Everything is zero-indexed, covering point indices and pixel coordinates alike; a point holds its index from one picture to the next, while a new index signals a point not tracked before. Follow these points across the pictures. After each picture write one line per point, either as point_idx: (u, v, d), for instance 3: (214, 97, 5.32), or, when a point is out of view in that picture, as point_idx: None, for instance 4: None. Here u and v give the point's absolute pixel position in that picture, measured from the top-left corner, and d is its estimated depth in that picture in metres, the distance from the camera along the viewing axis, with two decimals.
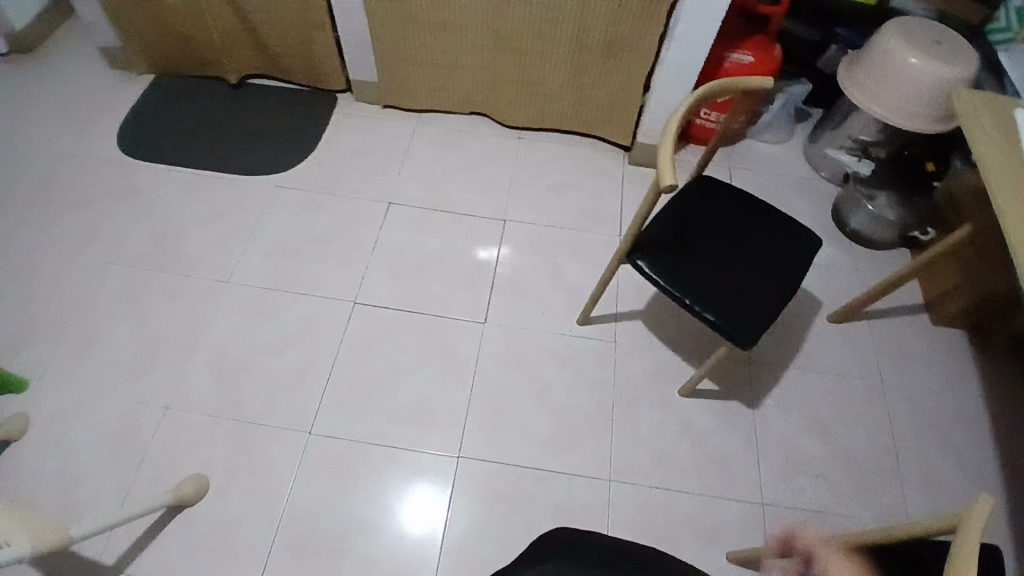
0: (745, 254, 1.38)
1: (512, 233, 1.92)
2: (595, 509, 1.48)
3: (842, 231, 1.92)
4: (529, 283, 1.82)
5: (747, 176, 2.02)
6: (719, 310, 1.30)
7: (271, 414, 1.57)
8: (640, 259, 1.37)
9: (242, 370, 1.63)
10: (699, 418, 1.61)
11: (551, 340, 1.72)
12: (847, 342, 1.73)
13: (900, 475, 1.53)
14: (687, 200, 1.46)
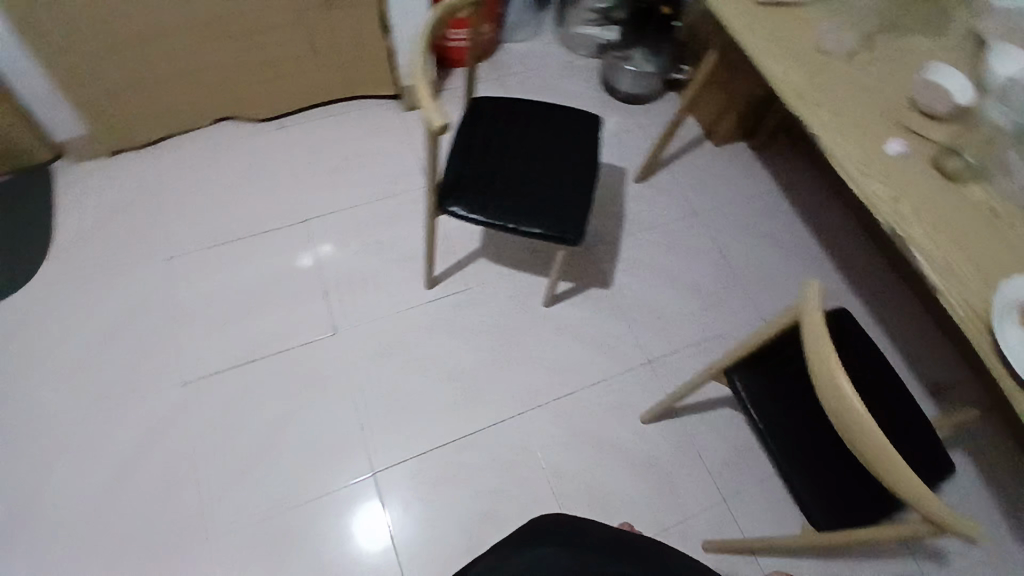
0: (541, 157, 1.39)
1: (320, 228, 1.76)
2: (523, 443, 1.51)
3: (617, 97, 2.02)
4: (361, 269, 1.70)
5: (517, 81, 2.02)
6: (544, 219, 1.32)
7: (159, 538, 1.36)
8: (453, 203, 1.32)
9: (102, 511, 1.39)
10: (573, 318, 1.67)
11: (411, 315, 1.64)
12: (659, 192, 1.86)
13: (741, 283, 1.74)
14: (471, 127, 1.42)
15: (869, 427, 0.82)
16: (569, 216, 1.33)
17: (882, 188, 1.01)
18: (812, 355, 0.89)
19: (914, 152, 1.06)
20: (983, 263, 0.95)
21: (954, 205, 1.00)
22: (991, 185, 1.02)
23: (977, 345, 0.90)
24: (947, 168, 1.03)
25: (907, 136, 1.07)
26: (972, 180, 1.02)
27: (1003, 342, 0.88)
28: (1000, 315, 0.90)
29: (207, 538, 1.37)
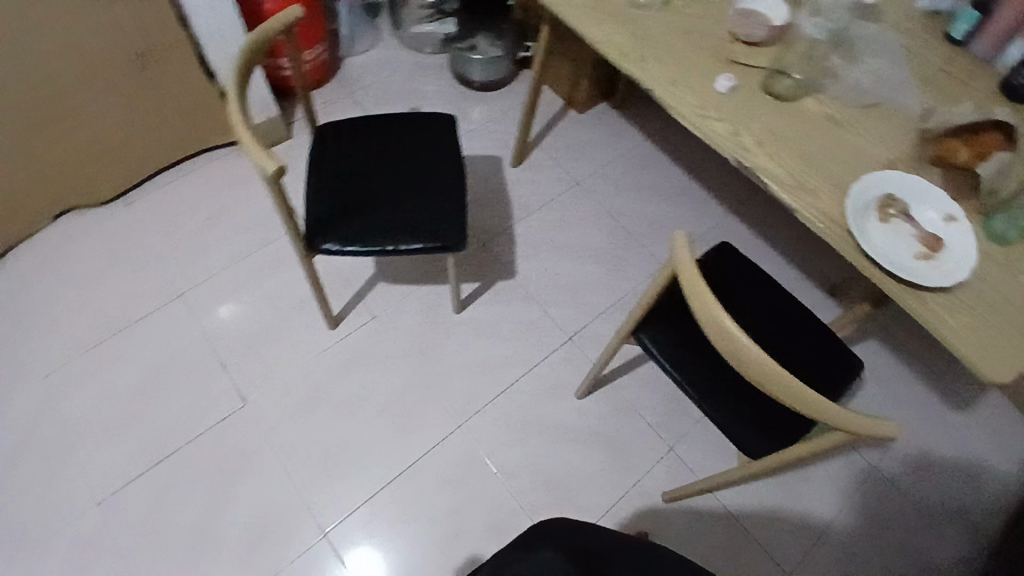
0: (402, 170, 1.35)
1: (203, 299, 1.65)
2: (469, 455, 1.48)
3: (474, 88, 2.00)
4: (256, 330, 1.60)
5: (369, 94, 1.95)
6: (421, 232, 1.28)
7: None
8: (324, 240, 1.26)
9: None
10: (486, 316, 1.64)
11: (320, 360, 1.56)
12: (537, 171, 1.86)
13: (635, 238, 1.77)
14: (322, 158, 1.35)
15: (765, 361, 0.85)
16: (446, 223, 1.30)
17: (719, 123, 1.05)
18: (695, 307, 0.92)
19: (743, 82, 1.08)
20: (827, 172, 1.00)
21: (789, 124, 1.05)
22: (817, 96, 1.07)
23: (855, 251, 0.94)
24: (775, 89, 1.07)
25: (734, 67, 1.10)
26: (802, 95, 1.07)
27: (866, 236, 0.93)
28: (859, 212, 0.95)
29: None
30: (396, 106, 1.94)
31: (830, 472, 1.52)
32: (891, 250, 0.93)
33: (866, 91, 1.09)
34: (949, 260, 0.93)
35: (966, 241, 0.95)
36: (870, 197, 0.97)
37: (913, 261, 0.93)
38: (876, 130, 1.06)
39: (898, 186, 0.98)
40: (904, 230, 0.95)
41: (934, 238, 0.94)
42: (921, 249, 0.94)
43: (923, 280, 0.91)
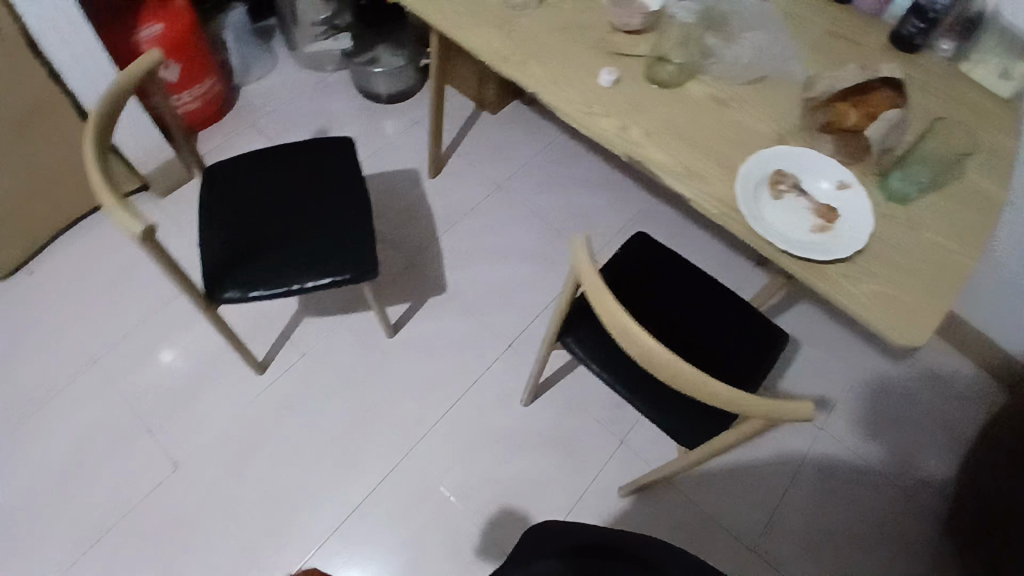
0: (303, 203, 1.30)
1: (121, 361, 1.58)
2: (418, 481, 1.45)
3: (381, 101, 1.94)
4: (183, 386, 1.54)
5: (273, 119, 1.86)
6: (329, 264, 1.23)
7: None
8: (226, 288, 1.20)
9: None
10: (419, 335, 1.59)
11: (253, 408, 1.50)
12: (456, 176, 1.80)
13: (564, 232, 1.73)
14: (217, 201, 1.29)
15: (671, 361, 0.84)
16: (352, 251, 1.25)
17: (606, 119, 1.02)
18: (602, 313, 0.90)
19: (625, 75, 1.06)
20: (717, 155, 0.99)
21: (674, 111, 1.03)
22: (701, 79, 1.06)
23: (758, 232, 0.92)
24: (659, 77, 1.06)
25: (615, 59, 1.08)
26: (685, 80, 1.06)
27: (759, 218, 0.92)
28: (749, 193, 0.94)
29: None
30: (303, 129, 1.86)
31: (779, 440, 1.53)
32: (786, 228, 0.92)
33: (750, 66, 1.07)
34: (846, 229, 0.92)
35: (862, 207, 0.93)
36: (760, 176, 0.95)
37: (809, 236, 0.91)
38: (764, 104, 1.04)
39: (788, 160, 0.97)
40: (798, 205, 0.93)
41: (829, 209, 0.93)
42: (817, 222, 0.92)
43: (821, 254, 0.90)
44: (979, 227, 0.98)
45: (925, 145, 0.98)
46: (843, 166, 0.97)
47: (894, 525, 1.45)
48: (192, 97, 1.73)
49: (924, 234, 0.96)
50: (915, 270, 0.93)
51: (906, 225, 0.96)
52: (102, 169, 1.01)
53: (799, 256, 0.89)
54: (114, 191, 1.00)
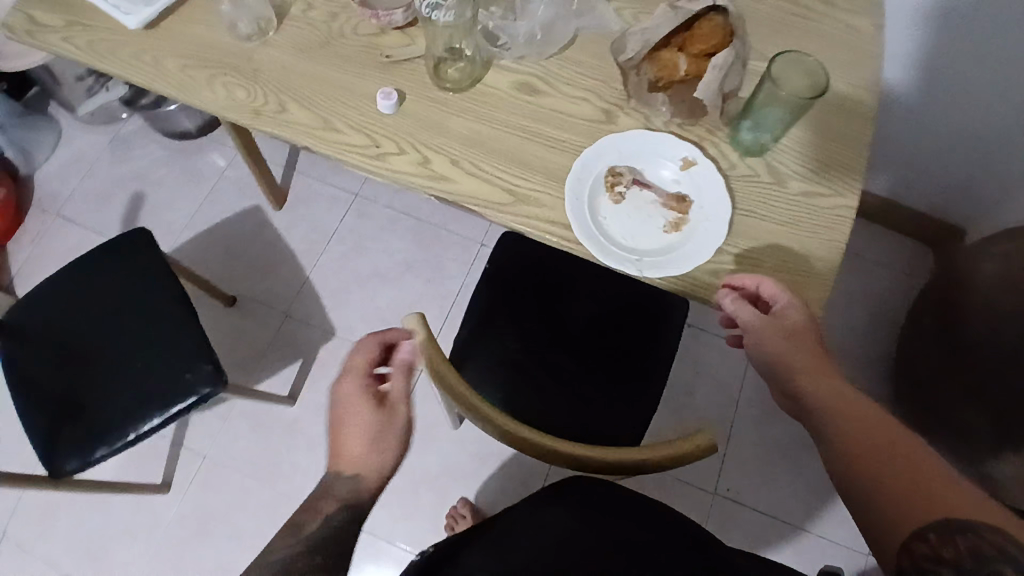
0: (115, 332, 1.09)
1: (18, 534, 1.36)
2: (369, 545, 1.36)
3: (193, 136, 1.62)
4: (93, 537, 1.36)
5: (78, 200, 1.58)
6: (169, 395, 1.06)
7: None
8: (68, 465, 1.03)
9: None
10: (320, 394, 1.44)
11: (172, 529, 1.36)
12: (305, 201, 1.58)
13: (438, 227, 1.55)
14: (18, 364, 1.07)
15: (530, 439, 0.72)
16: (190, 371, 1.07)
17: (403, 159, 0.84)
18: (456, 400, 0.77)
19: (409, 91, 0.86)
20: (539, 166, 0.82)
21: (477, 120, 0.85)
22: (499, 66, 0.87)
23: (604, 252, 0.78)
24: (448, 78, 0.86)
25: (391, 73, 0.87)
26: (480, 77, 0.87)
27: (601, 242, 0.78)
28: (584, 213, 0.79)
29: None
30: (116, 200, 1.58)
31: (709, 371, 1.43)
32: (635, 241, 0.79)
33: (551, 32, 0.88)
34: (701, 220, 0.79)
35: (715, 185, 0.80)
36: (592, 183, 0.80)
37: (662, 242, 0.79)
38: (578, 79, 0.87)
39: (617, 151, 0.82)
40: (644, 204, 0.80)
41: (679, 199, 0.79)
42: (668, 222, 0.79)
43: (679, 266, 0.77)
44: (855, 154, 0.82)
45: (774, 80, 0.77)
46: (682, 138, 0.82)
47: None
48: None
49: (793, 185, 0.81)
50: (791, 235, 0.79)
51: (769, 182, 0.81)
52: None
53: (656, 277, 0.77)
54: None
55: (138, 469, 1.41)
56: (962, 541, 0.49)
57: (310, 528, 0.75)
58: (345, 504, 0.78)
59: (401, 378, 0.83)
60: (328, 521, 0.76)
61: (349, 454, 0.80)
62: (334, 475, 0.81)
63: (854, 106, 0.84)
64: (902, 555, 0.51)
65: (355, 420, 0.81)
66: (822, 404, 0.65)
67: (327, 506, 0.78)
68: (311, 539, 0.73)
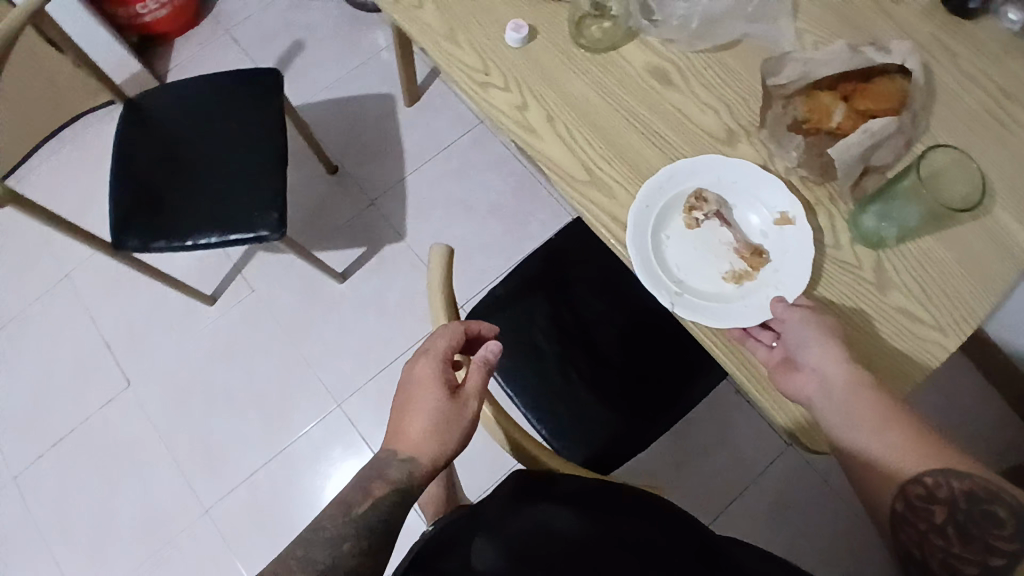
0: (217, 148, 1.17)
1: (87, 284, 1.53)
2: (345, 438, 1.40)
3: (364, 8, 1.68)
4: (140, 315, 1.51)
5: (249, 29, 1.70)
6: (230, 223, 1.13)
7: None
8: (129, 241, 1.13)
9: None
10: (367, 286, 1.49)
11: (200, 339, 1.48)
12: (433, 108, 1.60)
13: (539, 186, 1.52)
14: (133, 140, 1.19)
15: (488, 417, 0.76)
16: (257, 211, 1.13)
17: (504, 95, 0.80)
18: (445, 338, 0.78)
19: (541, 31, 0.82)
20: (631, 158, 0.76)
21: (595, 87, 0.79)
22: (642, 41, 0.81)
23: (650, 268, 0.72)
24: (586, 36, 0.81)
25: (533, 7, 0.83)
26: (616, 44, 0.81)
27: (650, 264, 0.72)
28: (648, 225, 0.73)
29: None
30: (280, 40, 1.68)
31: (732, 443, 1.33)
32: (685, 276, 0.73)
33: (712, 29, 0.80)
34: (766, 285, 0.71)
35: (801, 253, 0.71)
36: (670, 199, 0.74)
37: (714, 289, 0.73)
38: (717, 86, 0.78)
39: (714, 175, 0.75)
40: (714, 242, 0.74)
41: (753, 253, 0.72)
42: (731, 272, 0.73)
43: (718, 322, 0.70)
44: (981, 295, 0.70)
45: (927, 174, 0.66)
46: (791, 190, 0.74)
47: (850, 554, 1.25)
48: (160, 5, 1.59)
49: (891, 295, 0.71)
50: (861, 344, 0.69)
51: (869, 283, 0.71)
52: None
53: (687, 318, 0.70)
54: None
55: (196, 275, 1.52)
56: (957, 485, 0.58)
57: (359, 510, 0.62)
58: (396, 489, 0.64)
59: (482, 368, 0.69)
60: (377, 507, 0.63)
61: (410, 433, 0.66)
62: (387, 460, 0.66)
63: (1009, 243, 0.71)
64: (899, 498, 0.61)
65: (424, 399, 0.68)
66: (840, 374, 0.65)
67: (379, 489, 0.64)
68: (358, 525, 0.61)
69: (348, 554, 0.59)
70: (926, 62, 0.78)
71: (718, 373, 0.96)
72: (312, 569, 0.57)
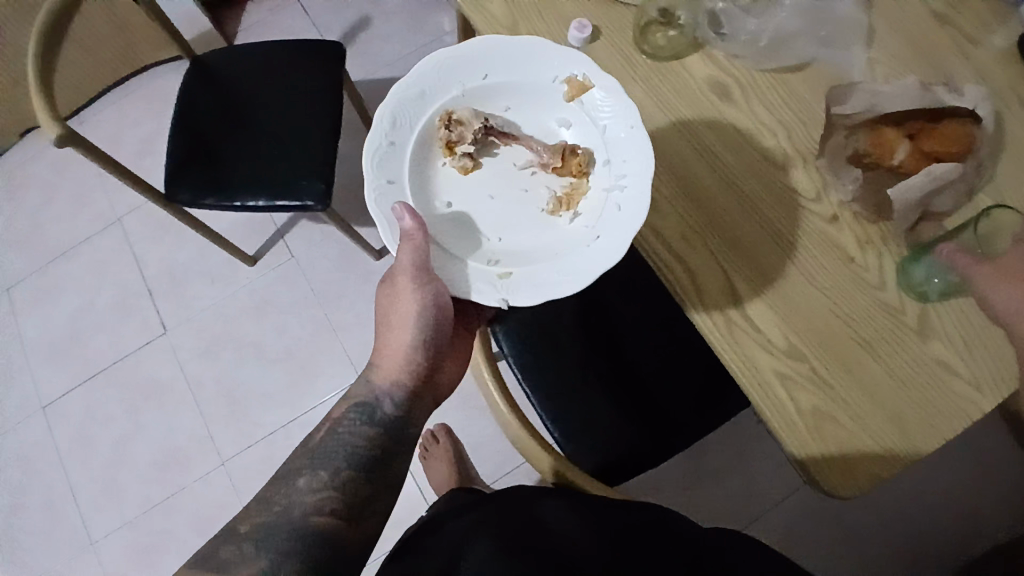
0: (274, 114, 1.20)
1: (137, 229, 1.59)
2: None
3: None
4: (181, 265, 1.56)
5: None
6: (277, 189, 1.15)
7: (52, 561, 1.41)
8: (182, 196, 1.17)
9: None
10: None
11: (237, 296, 1.52)
12: None
13: None
14: (195, 99, 1.22)
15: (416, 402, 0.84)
16: (305, 179, 1.15)
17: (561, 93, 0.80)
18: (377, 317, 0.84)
19: (606, 32, 0.81)
20: (681, 174, 0.75)
21: (651, 96, 0.78)
22: (706, 54, 0.79)
23: (470, 217, 0.78)
24: (650, 42, 0.80)
25: (599, 7, 0.82)
26: (679, 54, 0.79)
27: (446, 251, 0.75)
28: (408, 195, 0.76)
29: (90, 548, 1.41)
30: (347, 13, 1.71)
31: (746, 473, 1.30)
32: (503, 234, 0.77)
33: (781, 48, 0.78)
34: (591, 198, 0.77)
35: (618, 118, 0.75)
36: (431, 150, 0.79)
37: (555, 225, 0.78)
38: (779, 108, 0.76)
39: (459, 84, 0.79)
40: (514, 169, 0.80)
41: (562, 155, 0.77)
42: (556, 199, 0.78)
43: (585, 269, 0.72)
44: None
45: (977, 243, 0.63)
46: (554, 52, 0.78)
47: None
48: None
49: (930, 344, 0.68)
50: (890, 390, 0.67)
51: (910, 328, 0.69)
52: (43, 60, 0.99)
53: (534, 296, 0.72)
54: (46, 93, 0.99)
55: (241, 235, 1.56)
56: None
57: (313, 440, 0.78)
58: (358, 402, 0.80)
59: (416, 242, 0.71)
60: (333, 430, 0.78)
61: (383, 344, 0.83)
62: (366, 383, 0.82)
63: None
64: None
65: (382, 306, 0.82)
66: None
67: (338, 409, 0.80)
68: (312, 457, 0.76)
69: (305, 489, 0.72)
70: (1001, 108, 0.74)
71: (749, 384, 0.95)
72: (270, 509, 0.71)
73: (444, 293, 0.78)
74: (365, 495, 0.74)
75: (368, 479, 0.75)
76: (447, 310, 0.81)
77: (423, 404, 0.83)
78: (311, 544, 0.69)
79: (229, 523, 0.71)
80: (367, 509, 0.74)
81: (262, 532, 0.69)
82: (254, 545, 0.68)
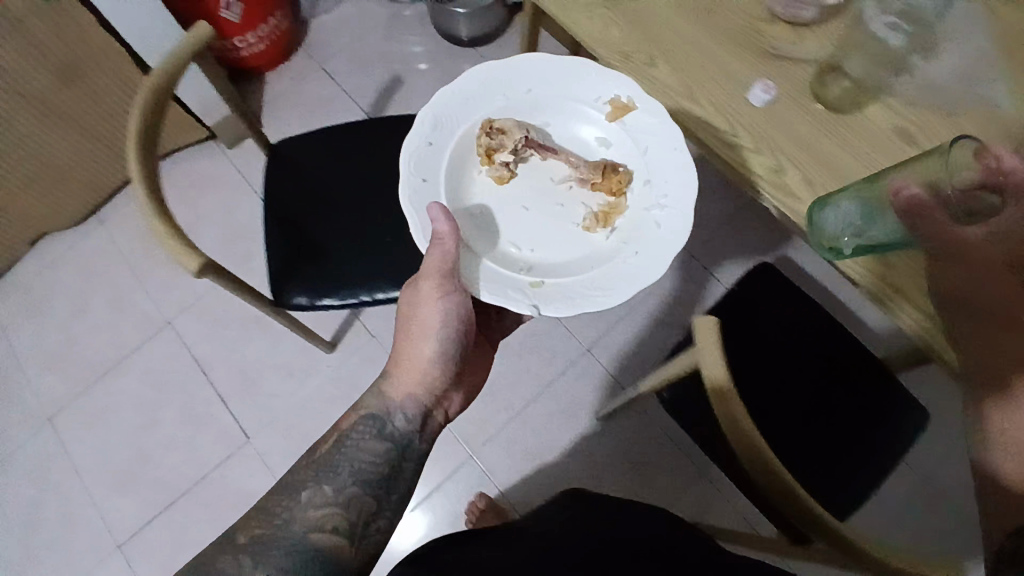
0: (374, 198, 1.14)
1: (193, 330, 1.48)
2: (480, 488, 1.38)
3: (462, 44, 1.66)
4: (251, 364, 1.45)
5: (343, 64, 1.67)
6: (399, 277, 1.09)
7: None
8: (295, 296, 1.09)
9: None
10: None
11: (320, 387, 1.43)
12: None
13: None
14: (284, 193, 1.15)
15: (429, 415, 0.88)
16: None
17: (752, 157, 0.81)
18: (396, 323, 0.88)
19: (781, 91, 0.83)
20: None
21: (841, 148, 0.80)
22: (885, 102, 0.82)
23: (493, 228, 0.83)
24: (828, 95, 0.82)
25: (765, 68, 0.84)
26: (859, 105, 0.82)
27: (473, 252, 0.80)
28: (440, 196, 0.82)
29: None
30: (376, 77, 1.66)
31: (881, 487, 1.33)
32: (536, 247, 0.82)
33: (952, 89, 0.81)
34: (627, 217, 0.82)
35: (663, 140, 0.81)
36: (471, 154, 0.85)
37: (590, 241, 0.83)
38: None
39: (502, 96, 0.85)
40: (548, 181, 0.85)
41: (603, 172, 0.81)
42: (593, 215, 0.82)
43: (621, 284, 0.78)
44: None
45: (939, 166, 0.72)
46: (601, 74, 0.84)
47: None
48: (258, 39, 1.56)
49: None
50: None
51: None
52: (148, 172, 0.89)
53: (554, 311, 0.78)
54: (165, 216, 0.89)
55: (312, 321, 1.47)
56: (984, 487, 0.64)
57: (320, 448, 0.81)
58: (369, 414, 0.84)
59: (445, 246, 0.77)
60: (343, 438, 0.82)
61: (397, 348, 0.87)
62: (379, 394, 0.86)
63: None
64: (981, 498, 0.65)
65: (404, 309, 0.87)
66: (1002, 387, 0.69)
67: (349, 417, 0.84)
68: (319, 466, 0.80)
69: (308, 503, 0.76)
70: None
71: (896, 432, 0.98)
72: (273, 518, 0.74)
73: (463, 302, 0.83)
74: (370, 512, 0.78)
75: (373, 492, 0.80)
76: (464, 324, 0.86)
77: (432, 422, 0.87)
78: (312, 559, 0.72)
79: (228, 532, 0.74)
80: (371, 526, 0.78)
81: (264, 543, 0.72)
82: (252, 558, 0.71)
